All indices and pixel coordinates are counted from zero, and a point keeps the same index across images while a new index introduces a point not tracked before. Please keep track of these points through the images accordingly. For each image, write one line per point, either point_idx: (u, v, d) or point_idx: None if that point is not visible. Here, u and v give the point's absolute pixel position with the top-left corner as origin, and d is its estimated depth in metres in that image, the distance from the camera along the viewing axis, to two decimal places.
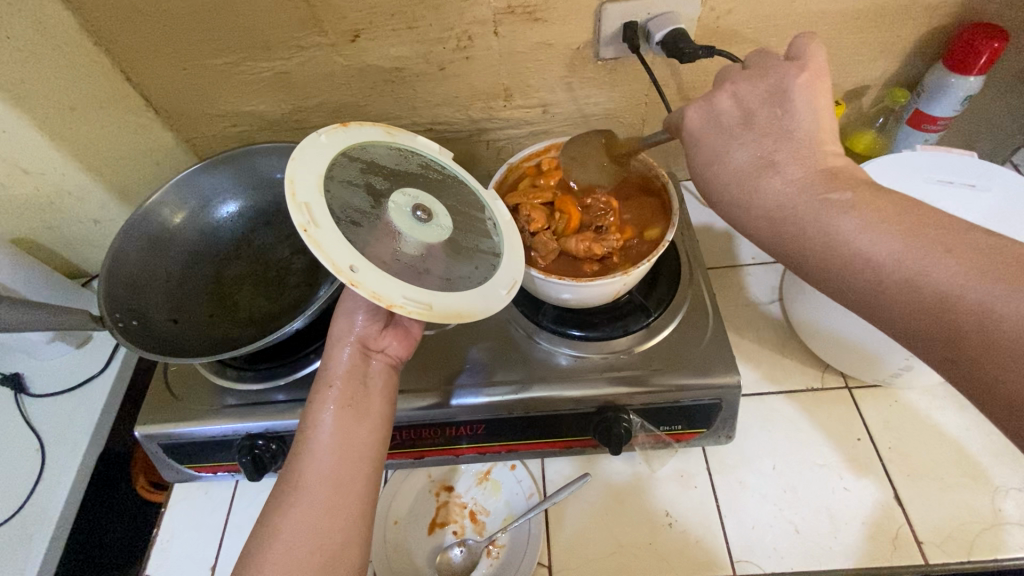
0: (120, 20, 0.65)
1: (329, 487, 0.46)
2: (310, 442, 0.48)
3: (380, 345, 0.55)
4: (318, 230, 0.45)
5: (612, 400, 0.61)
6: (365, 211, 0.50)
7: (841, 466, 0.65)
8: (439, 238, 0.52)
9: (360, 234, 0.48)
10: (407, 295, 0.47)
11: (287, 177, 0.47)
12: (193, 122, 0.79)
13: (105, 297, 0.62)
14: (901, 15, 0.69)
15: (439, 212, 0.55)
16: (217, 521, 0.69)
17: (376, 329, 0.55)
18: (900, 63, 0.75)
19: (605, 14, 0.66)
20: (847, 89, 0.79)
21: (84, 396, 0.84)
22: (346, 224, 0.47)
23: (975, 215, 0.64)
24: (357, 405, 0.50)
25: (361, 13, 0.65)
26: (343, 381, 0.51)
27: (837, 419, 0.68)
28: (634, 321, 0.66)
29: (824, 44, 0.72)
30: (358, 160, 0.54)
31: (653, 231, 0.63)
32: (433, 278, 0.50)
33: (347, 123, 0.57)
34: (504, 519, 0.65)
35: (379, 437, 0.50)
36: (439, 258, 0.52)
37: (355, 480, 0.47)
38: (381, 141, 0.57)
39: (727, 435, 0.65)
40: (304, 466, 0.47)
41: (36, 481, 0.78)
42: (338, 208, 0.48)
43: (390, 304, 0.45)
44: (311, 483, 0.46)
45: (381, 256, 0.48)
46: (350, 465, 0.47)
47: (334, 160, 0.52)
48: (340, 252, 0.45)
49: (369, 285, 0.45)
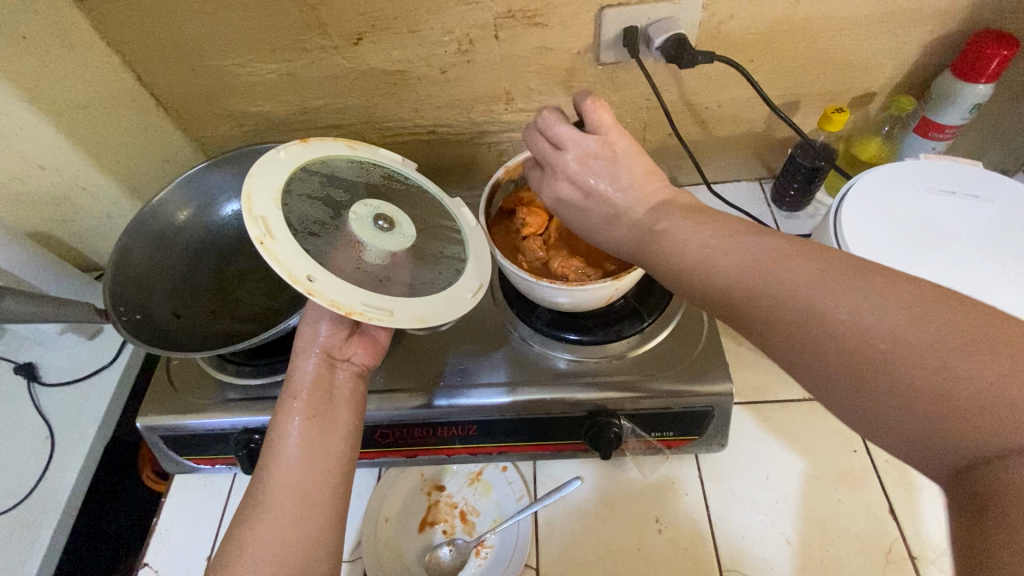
0: (130, 21, 0.67)
1: (295, 496, 0.47)
2: (276, 453, 0.49)
3: (345, 354, 0.57)
4: (274, 242, 0.45)
5: (603, 405, 0.61)
6: (324, 222, 0.50)
7: (838, 478, 0.64)
8: (403, 245, 0.53)
9: (318, 244, 0.48)
10: (367, 302, 0.47)
11: (244, 192, 0.48)
12: (202, 121, 0.81)
13: (111, 291, 0.63)
14: (908, 21, 0.68)
15: (402, 220, 0.55)
16: (214, 512, 0.71)
17: (340, 338, 0.57)
18: (908, 70, 0.74)
19: (606, 19, 0.66)
20: (853, 96, 0.78)
21: (95, 385, 0.87)
22: (303, 235, 0.48)
23: (988, 221, 0.62)
24: (322, 414, 0.51)
25: (362, 16, 0.66)
26: (308, 391, 0.52)
27: (834, 430, 0.67)
28: (628, 326, 0.66)
29: (828, 50, 0.71)
30: (318, 173, 0.54)
31: None
32: (395, 286, 0.51)
33: (308, 138, 0.57)
34: (493, 520, 0.65)
35: (345, 445, 0.51)
36: (403, 265, 0.52)
37: (321, 488, 0.48)
38: (342, 154, 0.57)
39: (719, 444, 0.64)
40: (270, 476, 0.48)
41: (45, 466, 0.81)
42: (295, 219, 0.48)
43: (349, 311, 0.46)
44: (276, 494, 0.47)
45: (342, 266, 0.48)
46: (316, 475, 0.48)
47: (293, 174, 0.52)
48: (298, 262, 0.45)
49: (327, 294, 0.45)
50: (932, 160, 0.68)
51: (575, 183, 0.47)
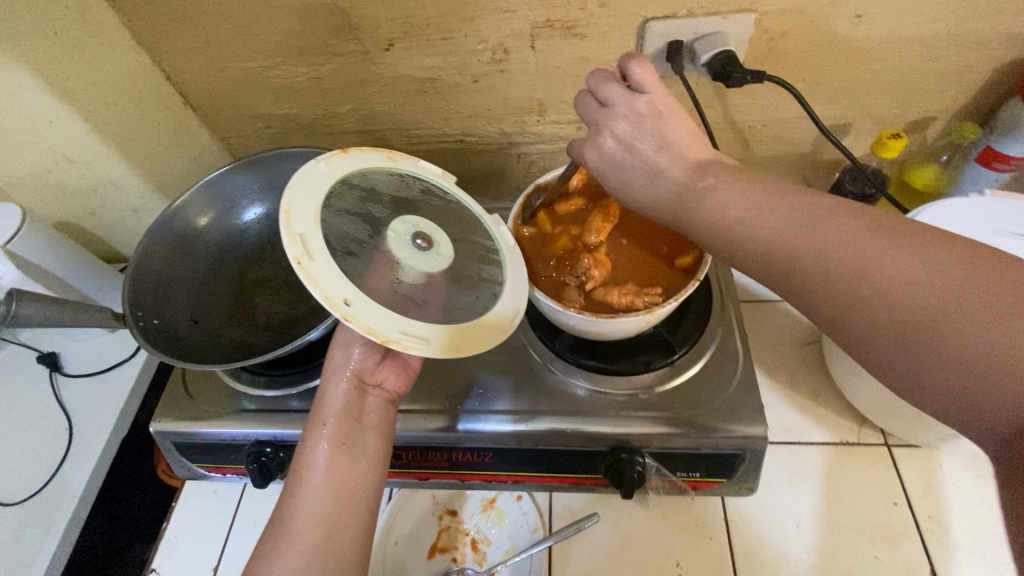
0: (160, 19, 0.66)
1: (322, 532, 0.45)
2: (302, 482, 0.47)
3: (377, 379, 0.54)
4: (312, 263, 0.43)
5: (628, 441, 0.58)
6: (363, 240, 0.48)
7: (875, 533, 0.60)
8: (439, 266, 0.51)
9: (356, 265, 0.46)
10: (404, 330, 0.46)
11: (282, 206, 0.46)
12: (229, 121, 0.80)
13: (131, 295, 0.62)
14: (978, 44, 0.63)
15: (441, 239, 0.53)
16: (224, 521, 0.70)
17: (373, 363, 0.54)
18: (973, 95, 0.69)
19: (649, 32, 0.63)
20: (910, 120, 0.73)
21: (114, 379, 0.87)
22: (342, 255, 0.46)
23: None
24: (351, 444, 0.49)
25: (395, 22, 0.64)
26: (338, 418, 0.50)
27: (872, 479, 0.63)
28: (656, 358, 0.63)
29: (888, 71, 0.66)
30: (357, 187, 0.52)
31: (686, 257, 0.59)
32: (430, 310, 0.48)
33: (347, 146, 0.55)
34: (505, 551, 0.63)
35: (373, 477, 0.49)
36: (439, 287, 0.50)
37: (348, 523, 0.46)
38: (381, 166, 0.55)
39: (749, 488, 0.61)
40: (295, 508, 0.46)
41: (62, 458, 0.81)
42: (334, 237, 0.46)
43: (385, 339, 0.44)
44: (300, 529, 0.45)
45: (378, 289, 0.46)
46: (344, 508, 0.46)
47: (333, 187, 0.50)
48: (335, 285, 0.43)
49: (364, 320, 0.43)
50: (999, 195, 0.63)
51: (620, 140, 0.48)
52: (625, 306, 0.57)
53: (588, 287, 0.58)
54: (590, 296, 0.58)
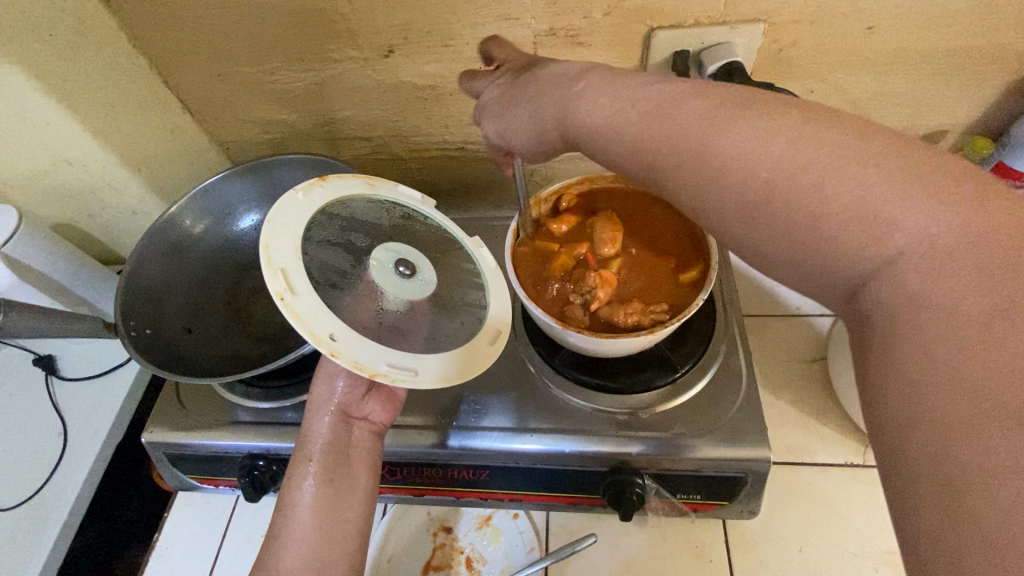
0: (156, 23, 0.65)
1: (310, 573, 0.44)
2: (288, 521, 0.46)
3: (363, 412, 0.54)
4: (295, 298, 0.42)
5: (627, 461, 0.57)
6: (346, 272, 0.47)
7: (879, 559, 0.58)
8: (424, 293, 0.50)
9: (340, 299, 0.45)
10: (391, 362, 0.44)
11: (262, 242, 0.44)
12: (227, 126, 0.78)
13: (122, 304, 0.61)
14: (994, 57, 0.61)
15: (424, 266, 0.52)
16: (216, 533, 0.69)
17: (358, 395, 0.53)
18: (988, 109, 0.67)
19: (655, 42, 0.61)
20: (922, 133, 0.71)
21: (111, 383, 0.86)
22: (325, 288, 0.44)
23: None
24: (338, 479, 0.48)
25: (395, 28, 0.62)
26: (323, 454, 0.49)
27: (877, 503, 0.61)
28: (658, 376, 0.61)
29: (901, 83, 0.65)
30: (337, 217, 0.50)
31: (691, 272, 0.59)
32: (416, 339, 0.47)
33: (325, 175, 0.52)
34: (501, 572, 0.61)
35: (361, 511, 0.48)
36: (423, 315, 0.49)
37: (337, 561, 0.45)
38: (360, 194, 0.53)
39: (750, 511, 0.59)
40: (281, 549, 0.45)
41: (57, 462, 0.80)
42: (317, 270, 0.45)
43: (372, 373, 0.43)
44: (287, 570, 0.44)
45: (362, 321, 0.45)
46: (333, 545, 0.45)
47: (313, 218, 0.48)
48: (320, 320, 0.42)
49: (351, 354, 0.42)
50: None
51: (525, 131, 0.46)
52: (631, 326, 0.56)
53: (593, 306, 0.57)
54: (595, 315, 0.57)
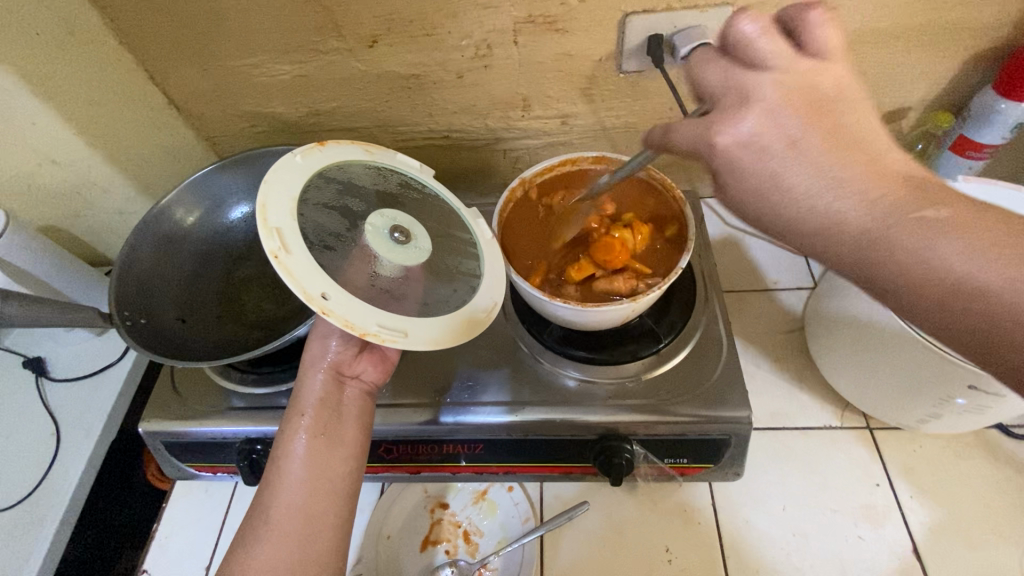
0: (141, 18, 0.66)
1: (301, 518, 0.46)
2: (280, 471, 0.48)
3: (355, 370, 0.56)
4: (289, 256, 0.44)
5: (616, 428, 0.59)
6: (341, 235, 0.49)
7: (858, 513, 0.61)
8: (419, 259, 0.51)
9: (334, 260, 0.47)
10: (381, 323, 0.46)
11: (259, 201, 0.46)
12: (213, 121, 0.80)
13: (117, 293, 0.62)
14: (948, 36, 0.65)
15: (418, 234, 0.53)
16: (215, 520, 0.70)
17: (351, 355, 0.56)
18: (945, 85, 0.71)
19: (630, 26, 0.64)
20: (885, 110, 0.74)
21: (102, 381, 0.86)
22: (319, 249, 0.46)
23: None
24: (330, 434, 0.50)
25: (379, 19, 0.64)
26: (316, 409, 0.51)
27: (855, 461, 0.64)
28: (642, 346, 0.64)
29: (863, 63, 0.68)
30: (335, 181, 0.52)
31: (670, 231, 0.62)
32: (409, 303, 0.49)
33: (325, 139, 0.55)
34: (498, 542, 0.63)
35: (352, 464, 0.50)
36: (417, 281, 0.51)
37: (328, 510, 0.47)
38: (359, 160, 0.55)
39: (735, 472, 0.62)
40: (274, 496, 0.47)
41: (51, 462, 0.79)
42: (311, 231, 0.47)
43: (363, 333, 0.44)
44: (278, 516, 0.46)
45: (355, 282, 0.47)
46: (323, 496, 0.48)
47: (310, 181, 0.50)
48: (312, 279, 0.44)
49: (342, 313, 0.44)
50: (970, 182, 0.65)
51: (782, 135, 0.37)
52: (630, 292, 0.59)
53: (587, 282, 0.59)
54: (591, 288, 0.60)
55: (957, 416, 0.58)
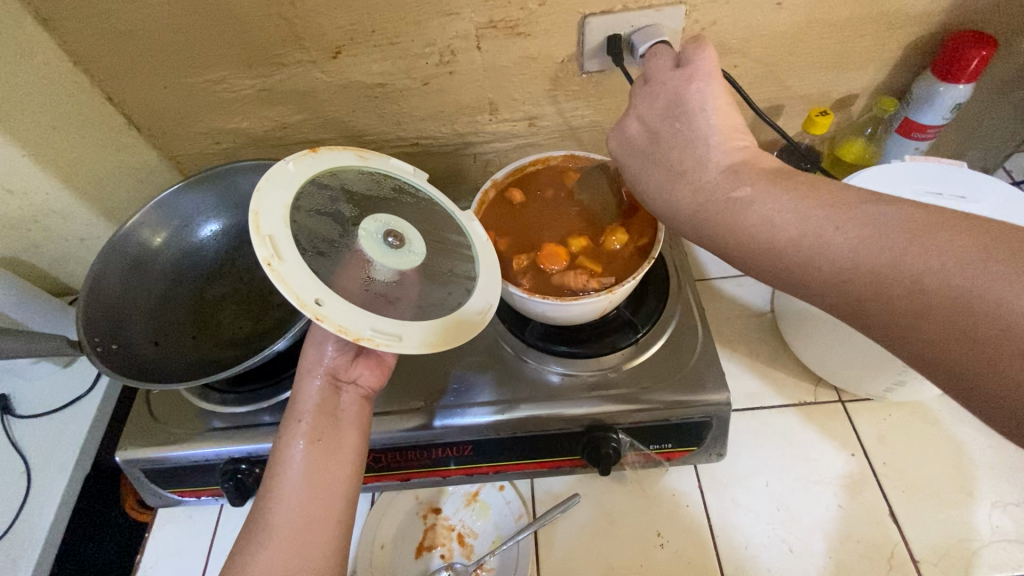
0: (97, 39, 0.64)
1: (300, 526, 0.46)
2: (279, 478, 0.48)
3: (351, 375, 0.55)
4: (282, 264, 0.44)
5: (605, 418, 0.60)
6: (333, 241, 0.49)
7: (837, 483, 0.64)
8: (412, 264, 0.52)
9: (327, 265, 0.47)
10: (376, 328, 0.46)
11: (252, 209, 0.46)
12: (176, 139, 0.78)
13: (85, 321, 0.60)
14: (887, 25, 0.69)
15: (413, 237, 0.54)
16: (202, 545, 0.68)
17: (346, 360, 0.55)
18: (888, 72, 0.75)
19: (589, 27, 0.66)
20: (834, 98, 0.78)
21: (72, 415, 0.80)
22: (312, 255, 0.46)
23: None
24: (328, 439, 0.50)
25: (341, 30, 0.64)
26: (314, 415, 0.51)
27: (831, 433, 0.67)
28: (623, 338, 0.65)
29: (811, 54, 0.71)
30: (327, 187, 0.52)
31: (642, 239, 0.63)
32: (405, 307, 0.50)
33: (317, 146, 0.55)
34: (492, 542, 0.63)
35: (352, 470, 0.50)
36: (412, 285, 0.51)
37: (328, 515, 0.47)
38: (352, 165, 0.55)
39: (718, 453, 0.64)
40: (273, 505, 0.47)
41: (21, 503, 0.74)
42: (304, 238, 0.47)
43: (357, 338, 0.44)
44: (277, 523, 0.46)
45: (350, 288, 0.47)
46: (323, 502, 0.47)
47: (303, 188, 0.50)
48: (306, 285, 0.44)
49: (336, 319, 0.44)
50: (916, 160, 0.68)
51: (648, 119, 0.48)
52: (581, 289, 0.60)
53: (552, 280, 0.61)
54: (556, 285, 0.61)
55: (919, 384, 0.61)
